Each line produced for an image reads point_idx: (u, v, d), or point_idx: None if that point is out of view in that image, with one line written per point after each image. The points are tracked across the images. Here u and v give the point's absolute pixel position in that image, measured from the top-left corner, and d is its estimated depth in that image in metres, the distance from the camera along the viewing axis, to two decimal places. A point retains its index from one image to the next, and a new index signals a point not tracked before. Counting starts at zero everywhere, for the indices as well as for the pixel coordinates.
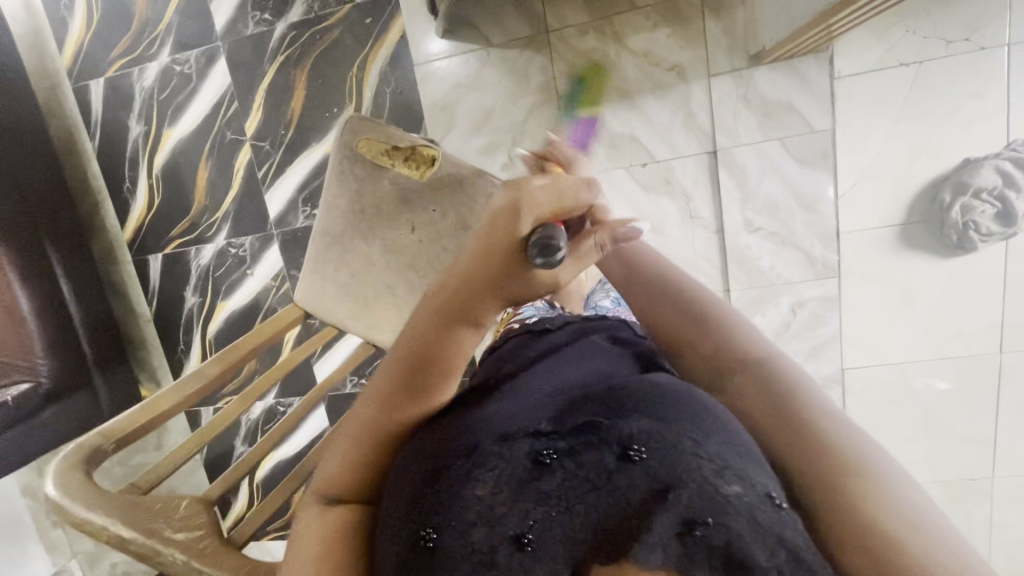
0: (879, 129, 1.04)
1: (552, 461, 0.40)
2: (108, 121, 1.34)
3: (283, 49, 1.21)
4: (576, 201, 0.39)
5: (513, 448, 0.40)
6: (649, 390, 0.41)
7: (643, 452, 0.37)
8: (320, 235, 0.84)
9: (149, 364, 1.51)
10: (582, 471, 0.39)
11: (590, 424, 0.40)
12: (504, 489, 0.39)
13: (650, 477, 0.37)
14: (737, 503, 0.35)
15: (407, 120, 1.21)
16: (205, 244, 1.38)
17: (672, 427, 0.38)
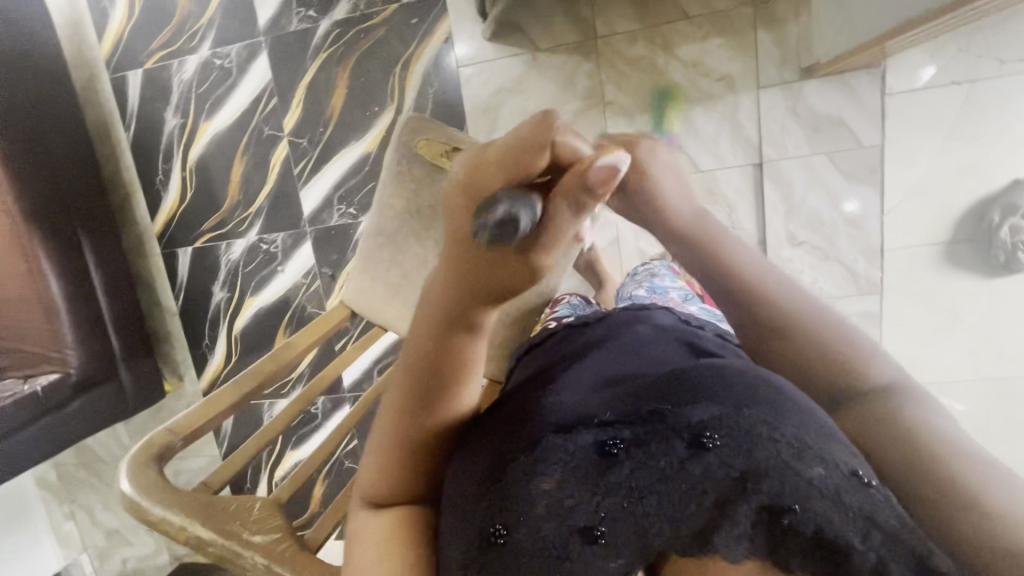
0: (928, 147, 1.03)
1: (619, 451, 0.36)
2: (144, 113, 1.33)
3: (326, 46, 1.20)
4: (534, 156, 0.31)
5: (574, 440, 0.38)
6: (711, 377, 0.38)
7: (717, 439, 0.34)
8: (373, 234, 0.84)
9: (172, 358, 1.50)
10: (652, 461, 0.35)
11: (654, 411, 0.37)
12: (569, 482, 0.37)
13: (726, 462, 0.33)
14: (823, 487, 0.31)
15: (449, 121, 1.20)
16: (236, 239, 1.37)
17: (741, 411, 0.35)
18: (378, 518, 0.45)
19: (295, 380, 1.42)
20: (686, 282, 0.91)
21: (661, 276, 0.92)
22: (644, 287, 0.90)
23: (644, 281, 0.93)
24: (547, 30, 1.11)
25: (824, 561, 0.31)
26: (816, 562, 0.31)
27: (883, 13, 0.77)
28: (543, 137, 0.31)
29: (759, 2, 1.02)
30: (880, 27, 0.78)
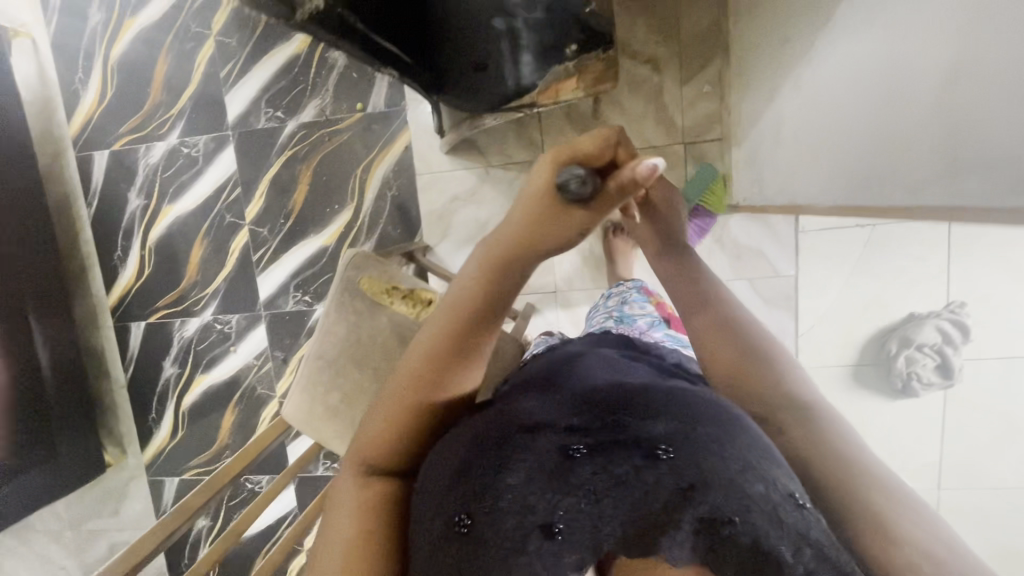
0: (836, 280, 1.15)
1: (580, 457, 0.33)
2: (107, 191, 1.36)
3: (292, 145, 1.27)
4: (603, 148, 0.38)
5: (540, 441, 0.34)
6: (678, 396, 0.37)
7: (674, 453, 0.32)
8: (314, 356, 0.88)
9: (116, 429, 1.49)
10: (608, 468, 0.32)
11: (618, 422, 0.34)
12: (513, 477, 0.33)
13: (679, 474, 0.31)
14: (762, 501, 0.30)
15: (404, 222, 1.27)
16: (191, 317, 1.39)
17: (710, 432, 0.33)
18: (368, 486, 0.40)
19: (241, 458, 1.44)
20: (653, 309, 0.94)
21: (630, 304, 0.97)
22: (614, 316, 0.94)
23: (614, 312, 0.96)
24: (500, 149, 1.20)
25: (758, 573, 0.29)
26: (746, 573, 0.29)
27: (782, 193, 0.86)
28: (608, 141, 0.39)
29: (690, 141, 1.13)
30: (782, 200, 0.87)
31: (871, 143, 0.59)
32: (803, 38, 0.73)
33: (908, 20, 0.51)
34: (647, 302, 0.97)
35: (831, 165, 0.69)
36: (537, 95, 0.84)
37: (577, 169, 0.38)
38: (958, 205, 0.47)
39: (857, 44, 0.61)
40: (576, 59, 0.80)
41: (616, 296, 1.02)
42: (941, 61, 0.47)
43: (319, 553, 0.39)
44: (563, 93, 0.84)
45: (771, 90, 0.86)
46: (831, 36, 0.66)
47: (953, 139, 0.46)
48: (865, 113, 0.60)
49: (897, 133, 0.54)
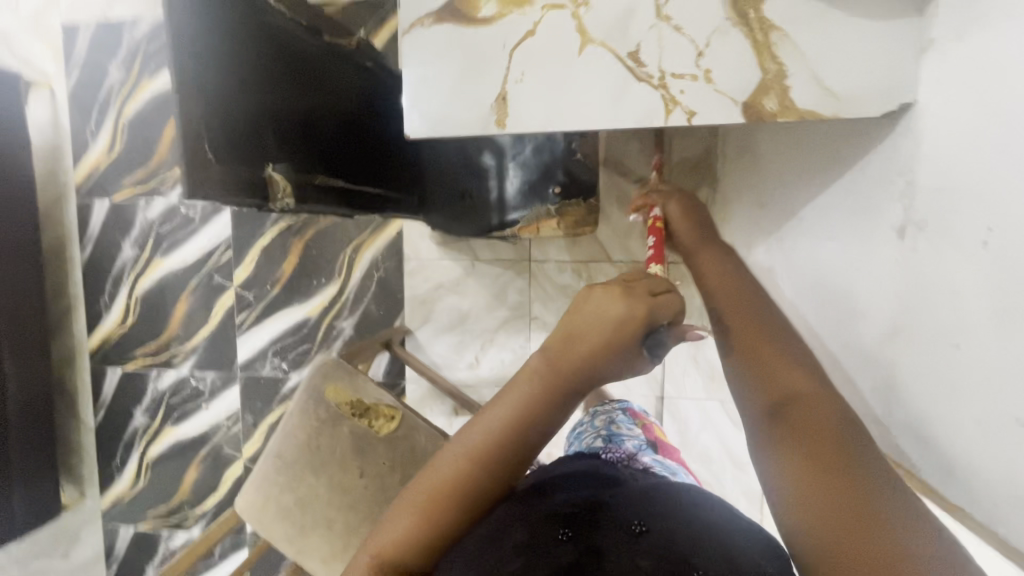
0: None
1: (566, 541, 0.45)
2: (103, 239, 1.38)
3: (287, 217, 1.29)
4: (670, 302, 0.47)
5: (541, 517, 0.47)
6: (651, 490, 0.50)
7: (644, 529, 0.45)
8: (273, 457, 0.88)
9: (77, 472, 1.48)
10: (597, 544, 0.44)
11: (596, 508, 0.48)
12: (529, 550, 0.44)
13: (652, 548, 0.43)
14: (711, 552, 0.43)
15: (387, 302, 1.28)
16: (168, 369, 1.39)
17: (674, 524, 0.45)
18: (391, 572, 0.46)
19: (199, 516, 1.42)
20: (642, 431, 0.90)
21: (619, 421, 0.92)
22: (602, 434, 0.87)
23: (601, 429, 0.90)
24: (489, 246, 1.22)
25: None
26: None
27: None
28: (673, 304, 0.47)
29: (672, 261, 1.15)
30: None
31: (825, 351, 0.61)
32: (777, 215, 0.76)
33: (857, 261, 0.53)
34: (635, 423, 0.93)
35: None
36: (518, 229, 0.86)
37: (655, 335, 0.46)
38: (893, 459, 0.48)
39: (816, 247, 0.63)
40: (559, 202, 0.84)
41: (605, 411, 0.97)
42: (885, 315, 0.48)
43: None
44: (545, 228, 0.85)
45: (748, 243, 0.89)
46: (800, 227, 0.68)
47: (890, 395, 0.48)
48: (818, 316, 0.62)
49: (845, 358, 0.56)
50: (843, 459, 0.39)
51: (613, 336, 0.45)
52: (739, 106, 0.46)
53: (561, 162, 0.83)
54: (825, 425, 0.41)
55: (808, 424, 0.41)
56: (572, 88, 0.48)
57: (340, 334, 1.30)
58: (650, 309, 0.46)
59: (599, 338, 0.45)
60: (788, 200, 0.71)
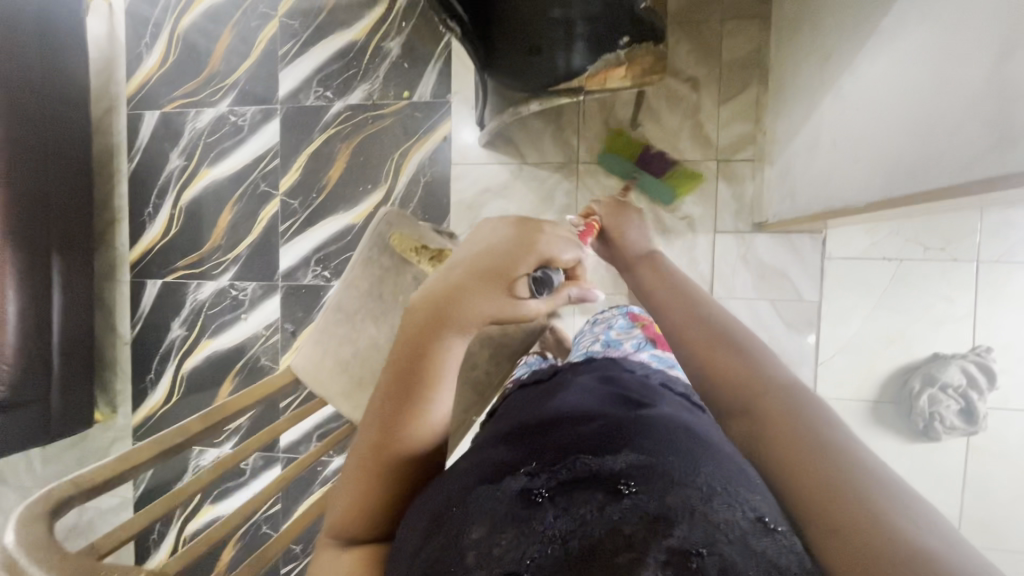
0: (859, 312, 1.14)
1: (543, 501, 0.38)
2: (151, 149, 1.40)
3: (336, 124, 1.31)
4: (545, 244, 0.48)
5: (505, 483, 0.40)
6: (646, 431, 0.43)
7: (634, 487, 0.37)
8: (333, 308, 0.88)
9: (110, 387, 1.47)
10: (577, 512, 0.37)
11: (582, 460, 0.41)
12: (489, 519, 0.38)
13: (635, 509, 0.36)
14: (730, 530, 0.33)
15: (433, 208, 1.28)
16: (208, 280, 1.39)
17: (676, 473, 0.38)
18: (346, 555, 0.45)
19: (232, 431, 1.40)
20: (640, 330, 0.88)
21: (616, 327, 0.91)
22: (600, 339, 0.88)
23: (601, 336, 0.90)
24: (537, 149, 1.24)
25: None
26: None
27: (817, 198, 0.87)
28: (551, 247, 0.48)
29: (722, 159, 1.17)
30: (815, 207, 0.88)
31: (919, 135, 0.61)
32: (850, 49, 0.77)
33: (957, 13, 0.55)
34: (634, 324, 0.91)
35: (871, 163, 0.71)
36: (586, 80, 0.92)
37: (533, 272, 0.46)
38: (1002, 182, 0.48)
39: (905, 42, 0.64)
40: (628, 49, 0.87)
41: (604, 319, 0.96)
42: (993, 42, 0.49)
43: None
44: (611, 78, 0.92)
45: (811, 105, 0.90)
46: (880, 38, 0.69)
47: (1001, 115, 0.48)
48: (914, 102, 0.62)
49: (948, 117, 0.56)
50: (796, 445, 0.38)
51: (470, 264, 0.47)
52: None
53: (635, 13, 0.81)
54: (778, 417, 0.41)
55: (782, 428, 0.40)
56: None
57: None
58: (526, 250, 0.47)
59: (464, 267, 0.47)
60: (863, 24, 0.73)
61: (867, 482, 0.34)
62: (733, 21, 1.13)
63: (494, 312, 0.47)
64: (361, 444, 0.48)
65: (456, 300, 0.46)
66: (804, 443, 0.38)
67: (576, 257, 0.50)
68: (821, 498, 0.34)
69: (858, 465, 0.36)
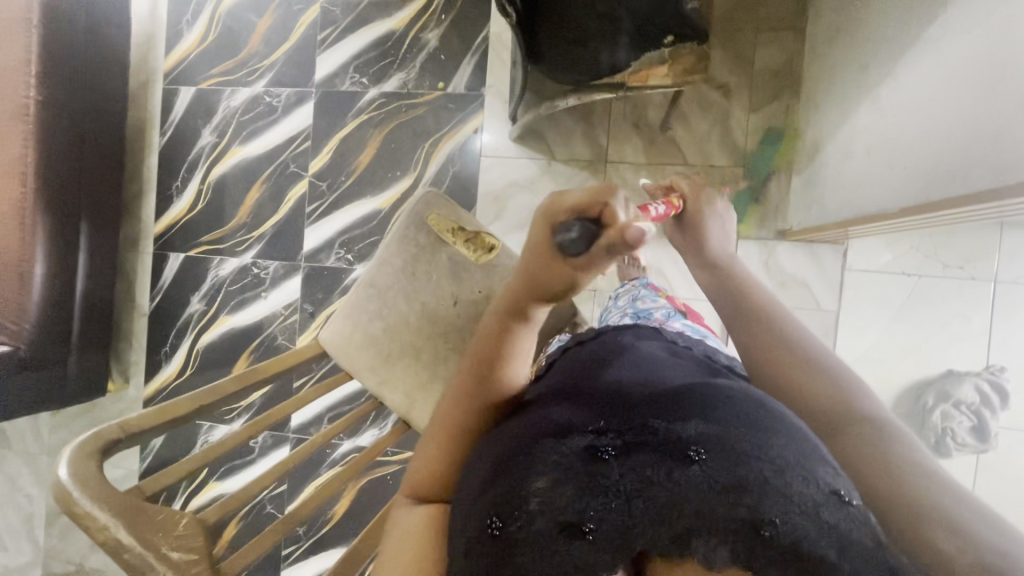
0: (877, 324, 1.16)
1: (612, 459, 0.41)
2: (184, 124, 1.42)
3: (369, 110, 1.33)
4: (592, 201, 0.41)
5: (570, 439, 0.43)
6: (713, 395, 0.45)
7: (704, 453, 0.39)
8: (366, 283, 0.89)
9: (125, 358, 1.47)
10: (647, 473, 0.40)
11: (648, 424, 0.43)
12: (560, 473, 0.41)
13: (708, 476, 0.38)
14: (802, 499, 0.37)
15: (460, 198, 1.30)
16: (231, 257, 1.40)
17: (743, 437, 0.40)
18: (418, 509, 0.54)
19: (243, 408, 1.41)
20: (666, 301, 0.93)
21: (641, 298, 0.95)
22: (629, 312, 0.92)
23: (628, 309, 0.94)
24: (567, 146, 1.26)
25: (796, 562, 0.35)
26: (787, 565, 0.35)
27: (847, 204, 0.88)
28: (596, 200, 0.41)
29: (749, 166, 1.18)
30: (845, 214, 0.89)
31: (960, 142, 0.63)
32: (889, 59, 0.79)
33: (1004, 25, 0.57)
34: (659, 295, 0.96)
35: (904, 168, 0.73)
36: (628, 77, 0.94)
37: (567, 226, 0.41)
38: None
39: (954, 54, 0.65)
40: (672, 48, 0.90)
41: (627, 293, 1.01)
42: None
43: (388, 537, 0.54)
44: (653, 77, 0.94)
45: (845, 115, 0.92)
46: (921, 51, 0.72)
47: None
48: (957, 110, 0.64)
49: (992, 122, 0.57)
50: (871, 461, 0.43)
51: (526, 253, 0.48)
52: None
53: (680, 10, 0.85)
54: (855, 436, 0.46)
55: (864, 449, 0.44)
56: None
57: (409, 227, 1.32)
58: (555, 217, 0.42)
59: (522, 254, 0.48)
60: (906, 36, 0.75)
61: (940, 496, 0.39)
62: (767, 33, 1.16)
63: (557, 280, 0.45)
64: (445, 409, 0.58)
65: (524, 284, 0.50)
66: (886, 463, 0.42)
67: (610, 204, 0.40)
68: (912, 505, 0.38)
69: (928, 477, 0.40)
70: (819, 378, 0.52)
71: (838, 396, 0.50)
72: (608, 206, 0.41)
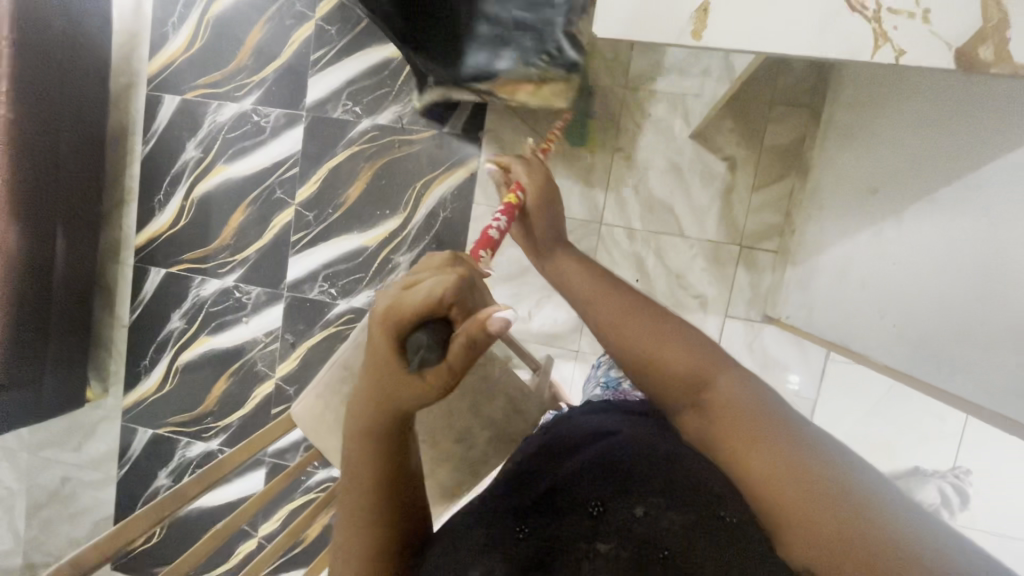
0: (851, 416, 1.07)
1: (525, 535, 0.42)
2: (168, 135, 1.36)
3: (361, 142, 1.27)
4: (435, 298, 0.36)
5: (485, 508, 0.45)
6: (610, 452, 0.48)
7: (602, 509, 0.42)
8: (340, 367, 0.87)
9: (103, 365, 1.47)
10: (556, 529, 0.42)
11: (557, 499, 0.45)
12: (484, 554, 0.39)
13: (612, 532, 0.40)
14: (690, 530, 0.38)
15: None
16: (213, 278, 1.38)
17: (631, 486, 0.43)
18: None
19: (220, 428, 1.42)
20: None
21: (614, 365, 0.84)
22: (598, 381, 0.83)
23: (600, 377, 0.85)
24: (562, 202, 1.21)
25: None
26: None
27: (834, 328, 0.87)
28: (435, 290, 0.36)
29: (746, 245, 1.16)
30: (830, 335, 0.89)
31: (941, 337, 0.62)
32: (889, 201, 0.76)
33: (998, 245, 0.55)
34: None
35: (885, 317, 0.73)
36: (496, 85, 0.98)
37: (414, 333, 0.36)
38: None
39: (941, 238, 0.64)
40: (543, 69, 0.94)
41: (606, 359, 0.90)
42: None
43: None
44: (521, 92, 0.97)
45: (845, 230, 0.87)
46: (914, 216, 0.70)
47: None
48: (941, 298, 0.63)
49: (980, 336, 0.56)
50: (749, 429, 0.41)
51: (368, 372, 0.38)
52: (951, 50, 0.44)
53: (555, 33, 0.90)
54: (732, 414, 0.43)
55: (731, 418, 0.43)
56: (776, 12, 0.47)
57: (395, 268, 1.29)
58: (393, 318, 0.36)
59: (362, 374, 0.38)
60: (913, 187, 0.70)
61: (833, 480, 0.35)
62: (781, 107, 1.10)
63: (410, 385, 0.37)
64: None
65: (377, 409, 0.38)
66: (760, 433, 0.40)
67: (458, 294, 0.37)
68: (798, 484, 0.36)
69: (815, 448, 0.38)
70: (681, 349, 0.49)
71: (708, 362, 0.48)
72: (457, 299, 0.37)
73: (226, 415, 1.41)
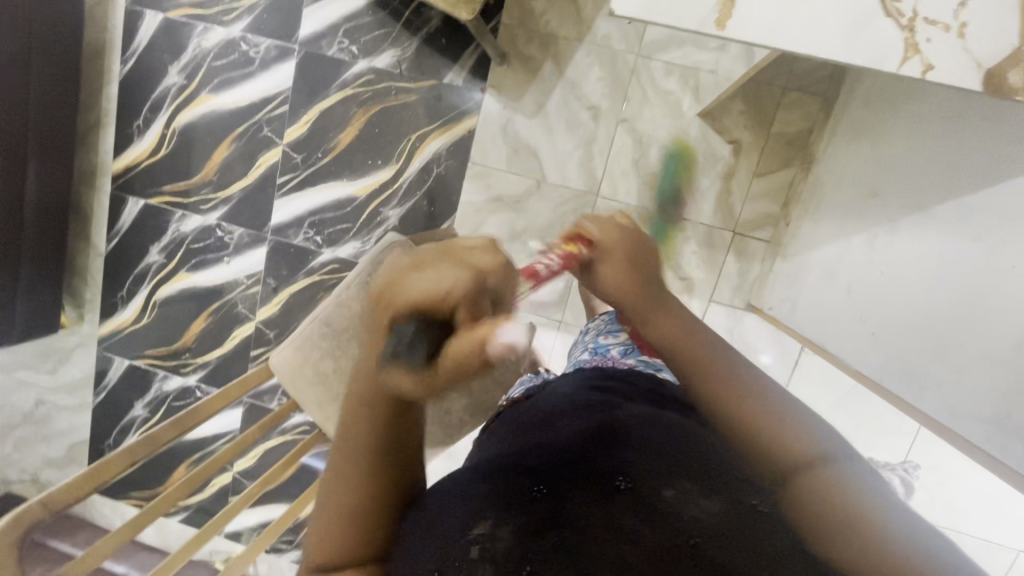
0: None
1: (541, 495, 0.37)
2: (149, 56, 1.27)
3: (355, 85, 1.21)
4: (441, 293, 0.27)
5: (504, 472, 0.40)
6: (643, 430, 0.44)
7: (628, 483, 0.37)
8: (321, 322, 0.86)
9: (79, 293, 1.44)
10: (573, 495, 0.37)
11: (576, 462, 0.40)
12: (492, 511, 0.36)
13: (634, 502, 0.36)
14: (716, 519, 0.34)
15: (412, 230, 1.27)
16: (194, 214, 1.33)
17: (660, 466, 0.39)
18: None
19: (198, 365, 1.42)
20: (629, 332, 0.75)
21: (605, 333, 0.78)
22: (588, 348, 0.77)
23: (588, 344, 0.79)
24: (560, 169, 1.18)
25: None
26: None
27: (816, 327, 0.88)
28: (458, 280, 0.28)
29: (738, 232, 1.15)
30: (810, 333, 0.90)
31: (917, 352, 0.63)
32: (887, 206, 0.75)
33: (988, 269, 0.55)
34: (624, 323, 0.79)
35: (866, 324, 0.74)
36: None
37: (402, 327, 0.27)
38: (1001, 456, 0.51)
39: (935, 250, 0.63)
40: None
41: (597, 326, 0.84)
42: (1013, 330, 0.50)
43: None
44: None
45: (840, 230, 0.87)
46: (910, 225, 0.69)
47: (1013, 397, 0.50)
48: (920, 313, 0.63)
49: (956, 357, 0.57)
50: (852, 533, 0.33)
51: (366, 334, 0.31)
52: (981, 70, 0.42)
53: None
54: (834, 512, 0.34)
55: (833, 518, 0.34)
56: (806, 9, 0.44)
57: (383, 222, 1.26)
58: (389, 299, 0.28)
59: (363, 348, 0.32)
60: (914, 196, 0.69)
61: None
62: (795, 93, 1.06)
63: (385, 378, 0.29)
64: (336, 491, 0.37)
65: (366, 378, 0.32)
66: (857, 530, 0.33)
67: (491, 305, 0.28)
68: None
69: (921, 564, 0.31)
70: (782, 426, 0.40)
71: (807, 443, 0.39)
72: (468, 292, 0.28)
73: (204, 353, 1.41)
